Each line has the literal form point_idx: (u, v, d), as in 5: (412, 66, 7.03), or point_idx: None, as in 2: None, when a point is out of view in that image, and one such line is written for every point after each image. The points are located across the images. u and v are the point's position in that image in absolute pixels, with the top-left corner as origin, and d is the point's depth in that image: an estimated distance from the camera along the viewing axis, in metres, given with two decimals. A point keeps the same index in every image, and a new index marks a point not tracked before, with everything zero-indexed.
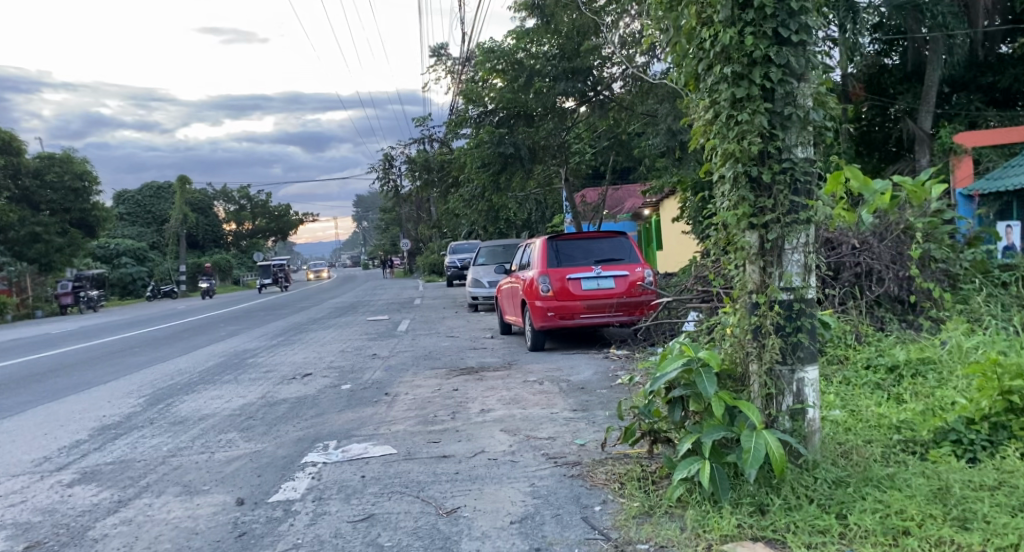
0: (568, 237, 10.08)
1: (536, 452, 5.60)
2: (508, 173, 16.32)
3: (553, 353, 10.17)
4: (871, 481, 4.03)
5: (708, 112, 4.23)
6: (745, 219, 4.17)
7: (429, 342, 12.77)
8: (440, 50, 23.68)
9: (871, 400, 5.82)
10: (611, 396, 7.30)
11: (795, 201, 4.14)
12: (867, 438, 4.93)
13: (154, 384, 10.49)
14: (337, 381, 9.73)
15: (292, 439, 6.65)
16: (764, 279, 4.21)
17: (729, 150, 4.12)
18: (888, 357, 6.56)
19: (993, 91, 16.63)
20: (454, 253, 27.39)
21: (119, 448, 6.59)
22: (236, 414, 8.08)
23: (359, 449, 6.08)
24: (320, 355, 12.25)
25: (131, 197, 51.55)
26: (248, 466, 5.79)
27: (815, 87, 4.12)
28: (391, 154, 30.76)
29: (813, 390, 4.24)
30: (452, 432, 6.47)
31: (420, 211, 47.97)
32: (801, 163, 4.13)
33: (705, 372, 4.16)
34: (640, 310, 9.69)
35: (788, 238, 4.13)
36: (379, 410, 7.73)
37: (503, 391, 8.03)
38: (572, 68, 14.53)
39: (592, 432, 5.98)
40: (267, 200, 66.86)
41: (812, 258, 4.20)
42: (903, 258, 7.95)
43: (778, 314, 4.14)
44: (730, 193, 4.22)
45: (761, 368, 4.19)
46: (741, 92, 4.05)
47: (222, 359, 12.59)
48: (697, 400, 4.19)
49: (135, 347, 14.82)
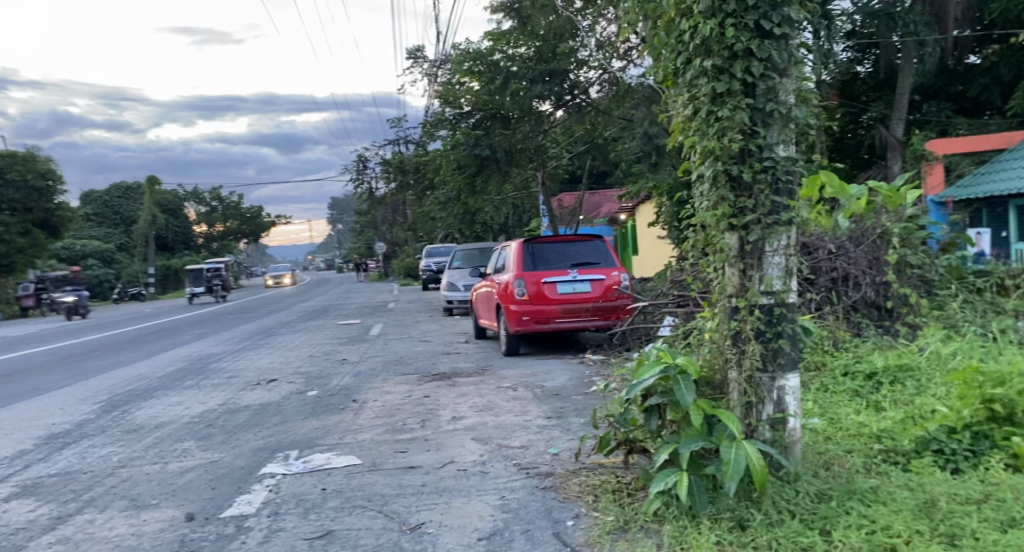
0: (544, 240, 9.88)
1: (508, 462, 5.38)
2: (484, 175, 16.07)
3: (527, 359, 9.97)
4: (854, 495, 3.86)
5: (688, 108, 4.05)
6: (724, 220, 3.99)
7: (401, 346, 12.51)
8: (416, 53, 23.42)
9: (850, 407, 5.67)
10: (586, 402, 7.10)
11: (776, 202, 3.97)
12: (846, 448, 4.76)
13: (111, 389, 10.13)
14: (303, 387, 9.44)
15: (251, 450, 6.38)
16: (744, 282, 4.02)
17: (709, 147, 3.94)
18: (866, 364, 6.41)
19: (963, 99, 16.76)
20: (429, 256, 27.08)
21: (65, 459, 6.28)
22: (195, 422, 7.78)
23: (321, 460, 5.84)
24: (287, 360, 11.93)
25: (98, 198, 50.62)
26: (202, 478, 5.55)
27: (796, 82, 3.95)
28: (365, 156, 30.45)
29: (794, 398, 4.05)
30: (421, 441, 6.24)
31: (396, 215, 47.61)
32: (783, 162, 3.96)
33: (683, 379, 3.97)
34: (616, 314, 9.51)
35: (768, 240, 3.96)
36: (345, 417, 7.47)
37: (475, 398, 7.80)
38: (550, 70, 14.31)
39: (566, 441, 5.77)
40: (240, 202, 66.05)
41: (794, 261, 4.02)
42: (880, 263, 7.86)
43: (758, 319, 3.97)
44: (710, 193, 4.04)
45: (740, 375, 4.00)
46: (722, 87, 3.87)
47: (185, 364, 12.22)
48: (674, 408, 4.00)
49: (94, 351, 14.37)
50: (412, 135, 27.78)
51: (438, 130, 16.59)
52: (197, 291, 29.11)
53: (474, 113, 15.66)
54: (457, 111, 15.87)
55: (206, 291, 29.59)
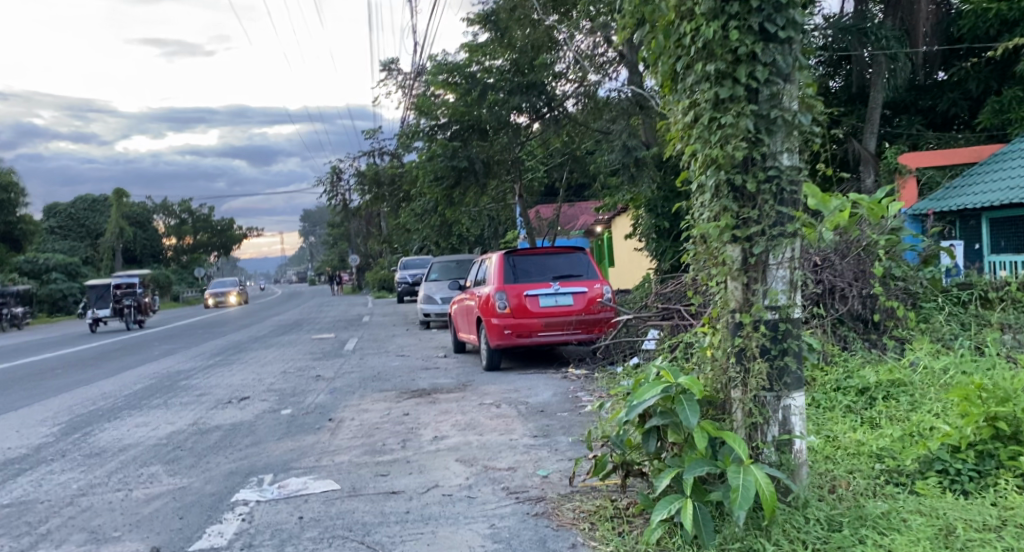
0: (524, 252, 9.67)
1: (495, 486, 5.14)
2: (462, 187, 15.77)
3: (508, 374, 9.71)
4: (865, 521, 3.70)
5: (688, 114, 3.86)
6: (727, 231, 3.79)
7: (378, 361, 12.19)
8: (390, 65, 23.18)
9: (845, 424, 5.46)
10: (573, 420, 6.88)
11: (781, 213, 3.79)
12: (847, 468, 4.55)
13: (74, 410, 9.76)
14: (277, 405, 9.13)
15: (222, 474, 6.13)
16: (748, 296, 3.84)
17: (711, 156, 3.75)
18: (858, 379, 6.22)
19: (933, 113, 16.84)
20: (404, 269, 26.71)
21: (21, 487, 6.23)
22: (162, 445, 7.49)
23: (298, 485, 5.59)
24: (259, 377, 11.54)
25: (63, 210, 49.61)
26: (169, 507, 5.39)
27: (799, 89, 3.79)
28: (339, 168, 30.11)
29: (800, 418, 3.87)
30: (402, 463, 5.97)
31: (369, 227, 47.18)
32: (788, 171, 3.78)
33: (686, 400, 3.76)
34: (599, 327, 9.32)
35: (773, 253, 3.77)
36: (321, 438, 7.17)
37: (457, 416, 7.53)
38: (527, 82, 14.09)
39: (556, 462, 5.54)
40: (210, 214, 65.23)
41: (799, 274, 3.84)
42: (866, 276, 7.75)
43: (763, 335, 3.77)
44: (711, 204, 3.85)
45: (745, 396, 3.81)
46: (725, 93, 3.69)
47: (153, 381, 11.79)
48: (676, 430, 3.80)
49: (58, 369, 13.91)
50: (386, 146, 27.52)
51: (413, 141, 16.33)
52: (101, 316, 22.21)
53: (450, 124, 15.27)
54: (432, 123, 15.40)
55: (112, 315, 22.69)
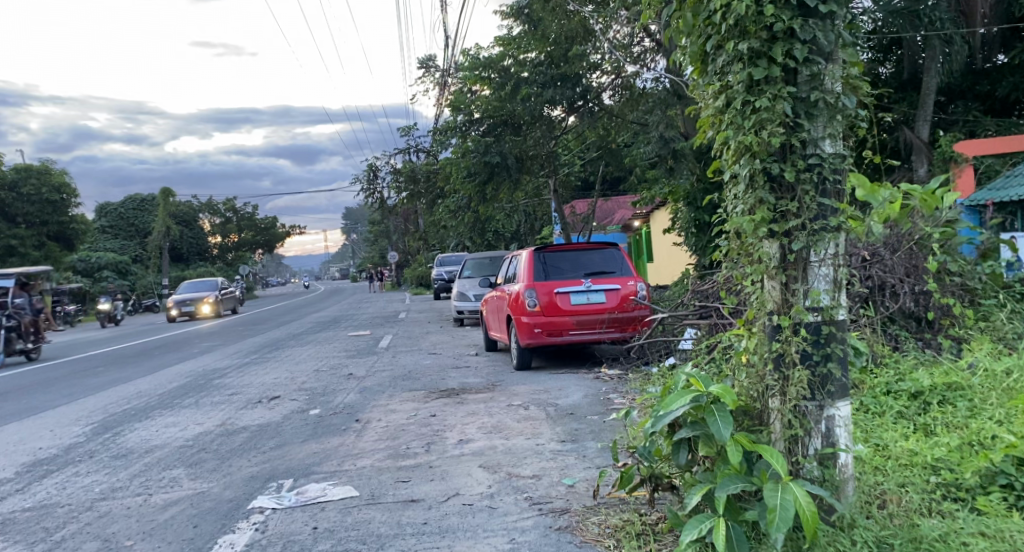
0: (556, 249, 9.39)
1: (518, 496, 4.91)
2: (495, 183, 15.49)
3: (538, 373, 9.46)
4: (921, 544, 3.35)
5: (719, 99, 3.54)
6: (764, 226, 3.47)
7: (409, 360, 12.03)
8: (428, 63, 23.02)
9: (896, 432, 5.07)
10: (603, 424, 6.61)
11: (824, 205, 3.45)
12: (898, 481, 4.19)
13: (107, 409, 9.74)
14: (305, 406, 8.97)
15: (242, 479, 5.98)
16: (786, 296, 3.52)
17: (744, 143, 3.43)
18: (911, 382, 5.80)
19: (992, 99, 16.03)
20: (440, 265, 26.57)
21: (44, 490, 6.12)
22: (188, 446, 7.37)
23: (317, 491, 5.41)
24: (292, 375, 11.44)
25: (114, 210, 50.66)
26: (185, 514, 5.24)
27: (843, 69, 3.44)
28: (376, 165, 30.14)
29: (845, 429, 3.53)
30: (425, 468, 5.75)
31: (407, 224, 47.21)
32: (830, 159, 3.44)
33: (718, 410, 3.47)
34: (633, 326, 9.01)
35: (814, 249, 3.45)
36: (346, 440, 6.99)
37: (484, 417, 7.29)
38: (560, 75, 13.94)
39: (582, 471, 5.28)
40: (255, 213, 66.14)
41: (843, 272, 3.51)
42: (919, 271, 7.28)
43: (804, 339, 3.45)
44: (746, 195, 3.52)
45: (784, 406, 3.49)
46: (760, 73, 3.35)
47: (187, 380, 11.75)
48: (707, 442, 3.53)
49: (99, 366, 14.03)
50: (423, 144, 27.43)
51: (448, 138, 16.13)
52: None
53: (483, 119, 14.96)
54: (466, 119, 15.01)
55: None
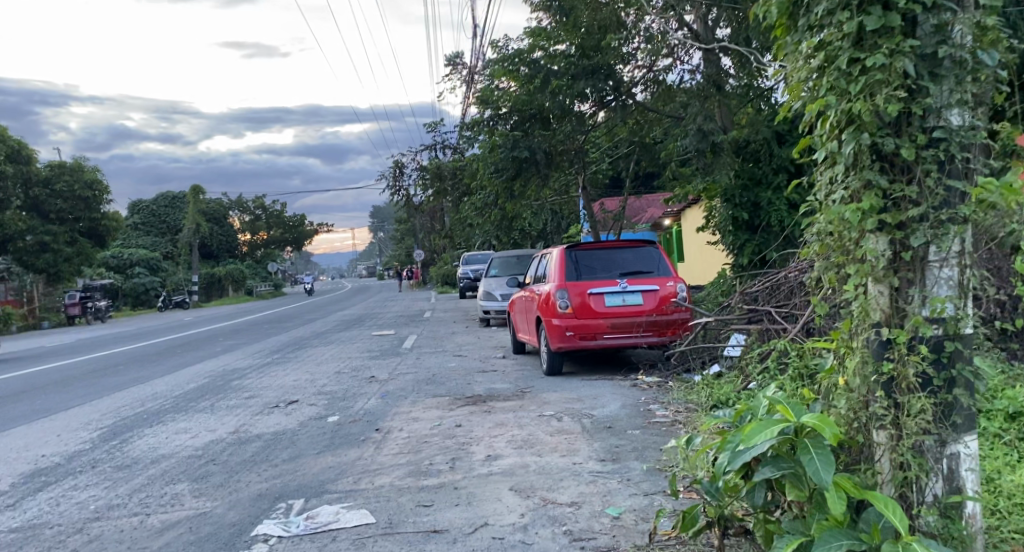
0: (589, 247, 8.73)
1: (556, 528, 4.26)
2: (524, 178, 14.86)
3: (571, 379, 8.82)
4: None
5: (815, 59, 2.87)
6: (872, 216, 2.79)
7: (434, 361, 11.45)
8: (456, 59, 22.38)
9: (1002, 460, 4.32)
10: (646, 440, 5.96)
11: (951, 189, 2.76)
12: (1019, 526, 3.48)
13: (118, 412, 9.22)
14: (323, 412, 8.38)
15: (249, 498, 5.39)
16: (897, 305, 2.85)
17: (849, 110, 2.76)
18: (1009, 402, 5.06)
19: None
20: (466, 264, 25.98)
21: (36, 507, 5.58)
22: (197, 457, 6.81)
23: (328, 516, 4.78)
24: (312, 378, 10.86)
25: (146, 207, 50.73)
26: (182, 541, 4.65)
27: (978, 17, 2.73)
28: (402, 162, 29.61)
29: (972, 471, 2.88)
30: (449, 490, 5.11)
31: (434, 221, 46.67)
32: (960, 130, 2.74)
33: (815, 448, 2.82)
34: (673, 330, 8.31)
35: (937, 246, 2.76)
36: (364, 453, 6.37)
37: (514, 430, 6.64)
38: (592, 66, 12.90)
39: (628, 498, 4.62)
40: (283, 210, 66.00)
41: (971, 275, 2.81)
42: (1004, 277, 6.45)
43: (923, 358, 2.78)
44: (847, 179, 2.85)
45: (898, 443, 2.83)
46: (873, 22, 2.70)
47: (205, 381, 11.23)
48: (796, 484, 2.87)
49: (121, 365, 13.57)
50: (449, 140, 26.81)
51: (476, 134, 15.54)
52: None
53: (511, 114, 14.30)
54: (494, 113, 14.43)
55: None
